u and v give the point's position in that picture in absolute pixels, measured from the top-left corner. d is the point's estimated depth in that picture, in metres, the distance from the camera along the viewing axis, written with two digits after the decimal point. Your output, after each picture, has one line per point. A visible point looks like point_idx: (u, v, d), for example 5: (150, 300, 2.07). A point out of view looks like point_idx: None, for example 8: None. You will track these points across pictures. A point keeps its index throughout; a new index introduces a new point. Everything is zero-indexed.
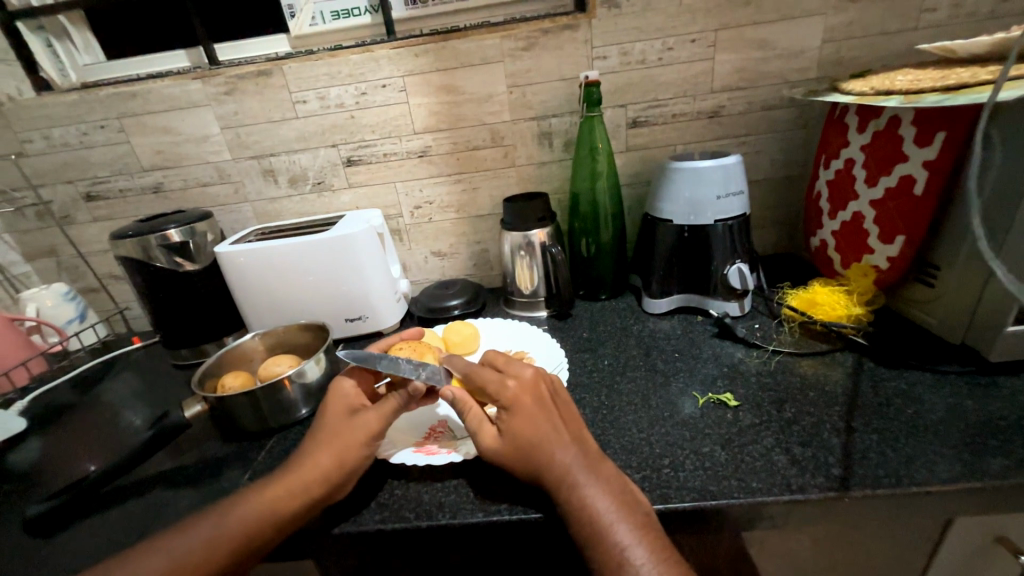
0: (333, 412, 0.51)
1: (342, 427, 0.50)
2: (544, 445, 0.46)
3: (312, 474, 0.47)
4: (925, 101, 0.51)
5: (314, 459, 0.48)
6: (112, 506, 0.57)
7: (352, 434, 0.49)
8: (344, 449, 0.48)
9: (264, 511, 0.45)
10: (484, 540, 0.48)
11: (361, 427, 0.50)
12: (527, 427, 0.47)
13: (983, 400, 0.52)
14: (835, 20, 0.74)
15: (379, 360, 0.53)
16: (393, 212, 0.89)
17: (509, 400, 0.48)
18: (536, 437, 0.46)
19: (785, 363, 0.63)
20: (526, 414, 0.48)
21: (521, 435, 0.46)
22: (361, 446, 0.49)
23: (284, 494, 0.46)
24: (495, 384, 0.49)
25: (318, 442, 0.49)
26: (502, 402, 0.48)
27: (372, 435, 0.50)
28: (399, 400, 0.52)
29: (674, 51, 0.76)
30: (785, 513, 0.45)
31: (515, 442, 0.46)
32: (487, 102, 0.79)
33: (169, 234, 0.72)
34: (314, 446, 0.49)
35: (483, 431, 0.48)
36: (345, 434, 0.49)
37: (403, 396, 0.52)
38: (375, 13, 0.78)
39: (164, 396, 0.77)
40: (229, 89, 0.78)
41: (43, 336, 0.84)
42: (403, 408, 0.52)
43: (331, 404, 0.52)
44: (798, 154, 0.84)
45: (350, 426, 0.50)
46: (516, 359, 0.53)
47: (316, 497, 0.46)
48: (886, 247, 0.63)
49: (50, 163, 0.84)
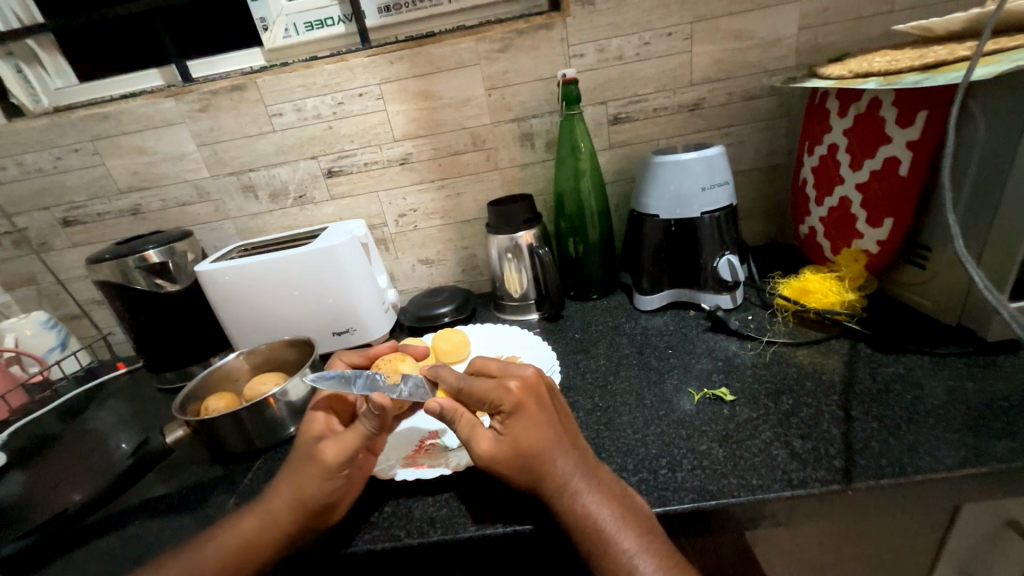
0: (304, 447, 0.48)
1: (304, 458, 0.47)
2: (545, 452, 0.43)
3: (281, 506, 0.46)
4: (904, 81, 0.50)
5: (281, 492, 0.46)
6: (93, 538, 0.55)
7: (313, 468, 0.46)
8: (307, 484, 0.45)
9: (235, 551, 0.44)
10: (480, 555, 0.47)
11: (318, 459, 0.46)
12: (531, 432, 0.44)
13: (983, 381, 0.52)
14: (810, 7, 0.74)
15: (355, 381, 0.51)
16: (377, 222, 0.87)
17: (507, 407, 0.45)
18: (539, 443, 0.44)
19: (781, 354, 0.62)
20: (529, 419, 0.44)
21: (523, 443, 0.44)
22: (322, 480, 0.45)
23: (259, 529, 0.45)
24: (495, 390, 0.46)
25: (288, 472, 0.47)
26: (505, 407, 0.45)
27: (330, 467, 0.46)
28: (370, 428, 0.47)
29: (651, 45, 0.75)
30: (788, 509, 0.44)
31: (516, 450, 0.44)
32: (466, 106, 0.79)
33: (148, 254, 0.71)
34: (283, 478, 0.47)
35: (479, 437, 0.45)
36: (307, 466, 0.46)
37: (370, 421, 0.47)
38: (348, 22, 0.77)
39: (148, 422, 0.74)
40: (204, 105, 0.77)
41: (24, 367, 0.82)
42: (373, 436, 0.48)
43: (303, 437, 0.48)
44: (781, 142, 0.83)
45: (311, 456, 0.47)
46: (511, 363, 0.50)
47: (291, 529, 0.45)
48: (875, 230, 0.62)
49: (24, 189, 0.82)
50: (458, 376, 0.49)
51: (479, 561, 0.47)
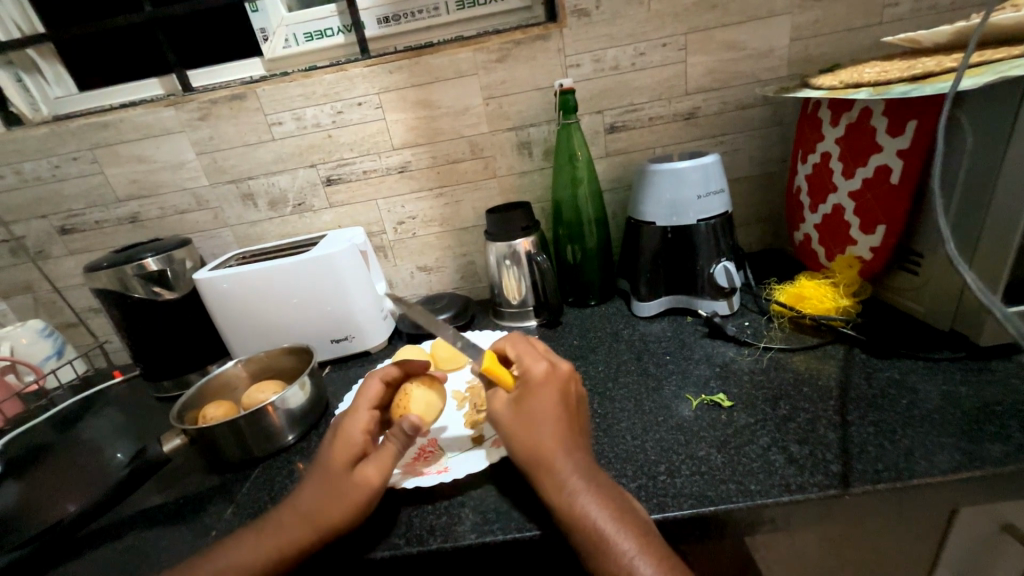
0: (335, 460, 0.47)
1: (341, 476, 0.46)
2: (548, 437, 0.45)
3: (303, 526, 0.44)
4: (894, 92, 0.52)
5: (305, 512, 0.45)
6: (90, 548, 0.54)
7: (350, 493, 0.45)
8: (341, 502, 0.45)
9: (248, 562, 0.43)
10: (481, 564, 0.46)
11: (359, 483, 0.46)
12: (535, 411, 0.46)
13: (976, 385, 0.52)
14: (801, 19, 0.75)
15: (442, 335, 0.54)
16: (376, 230, 0.88)
17: (530, 380, 0.48)
18: (545, 422, 0.46)
19: (777, 359, 0.63)
20: (540, 400, 0.47)
21: (524, 419, 0.46)
22: (360, 503, 0.45)
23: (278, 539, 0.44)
24: (527, 362, 0.50)
25: (312, 492, 0.46)
26: (525, 378, 0.48)
27: (373, 489, 0.46)
28: (396, 445, 0.48)
29: (647, 56, 0.77)
30: (787, 514, 0.44)
31: (521, 420, 0.46)
32: (464, 115, 0.79)
33: (146, 262, 0.71)
34: (307, 494, 0.46)
35: (496, 399, 0.50)
36: (343, 489, 0.46)
37: (400, 440, 0.48)
38: (348, 32, 0.78)
39: (143, 430, 0.74)
40: (203, 114, 0.78)
41: (19, 375, 0.81)
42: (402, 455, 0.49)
43: (334, 449, 0.48)
44: (775, 150, 0.85)
45: (348, 480, 0.46)
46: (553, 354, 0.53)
47: (310, 547, 0.44)
48: (868, 237, 0.63)
49: (21, 198, 0.82)
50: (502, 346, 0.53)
51: (478, 568, 0.47)
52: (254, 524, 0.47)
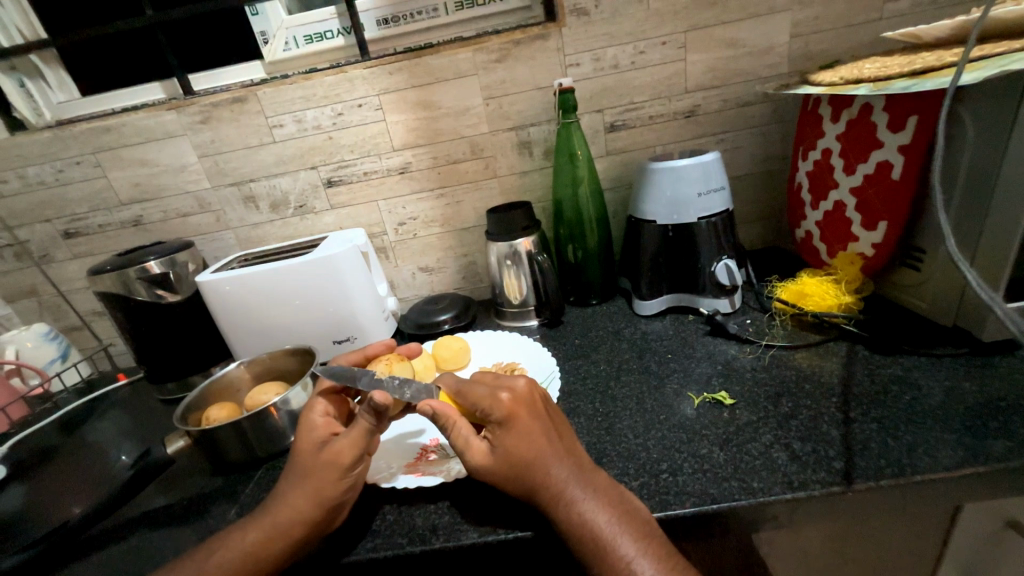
0: (303, 447, 0.48)
1: (313, 461, 0.47)
2: (539, 460, 0.44)
3: (288, 516, 0.45)
4: (893, 87, 0.51)
5: (288, 501, 0.46)
6: (92, 551, 0.55)
7: (325, 475, 0.46)
8: (319, 487, 0.46)
9: (237, 561, 0.44)
10: (484, 563, 0.46)
11: (329, 462, 0.47)
12: (520, 444, 0.44)
13: (979, 381, 0.52)
14: (801, 15, 0.75)
15: (359, 377, 0.53)
16: (377, 231, 0.88)
17: (502, 414, 0.46)
18: (532, 450, 0.44)
19: (779, 357, 0.63)
20: (519, 429, 0.45)
21: (516, 451, 0.44)
22: (336, 481, 0.46)
23: (264, 539, 0.44)
24: (487, 400, 0.47)
25: (291, 481, 0.47)
26: (496, 417, 0.46)
27: (344, 468, 0.47)
28: (368, 421, 0.47)
29: (646, 54, 0.77)
30: (790, 511, 0.44)
31: (508, 461, 0.44)
32: (464, 115, 0.80)
33: (149, 265, 0.71)
34: (288, 485, 0.47)
35: (472, 449, 0.45)
36: (315, 470, 0.46)
37: (369, 415, 0.47)
38: (348, 34, 0.78)
39: (148, 433, 0.74)
40: (205, 117, 0.78)
41: (24, 379, 0.81)
42: (376, 429, 0.48)
43: (300, 438, 0.49)
44: (775, 147, 0.84)
45: (318, 462, 0.47)
46: (506, 373, 0.51)
47: (297, 540, 0.45)
48: (869, 233, 0.62)
49: (25, 203, 0.83)
50: (456, 381, 0.50)
51: (480, 566, 0.47)
52: (242, 522, 0.47)
